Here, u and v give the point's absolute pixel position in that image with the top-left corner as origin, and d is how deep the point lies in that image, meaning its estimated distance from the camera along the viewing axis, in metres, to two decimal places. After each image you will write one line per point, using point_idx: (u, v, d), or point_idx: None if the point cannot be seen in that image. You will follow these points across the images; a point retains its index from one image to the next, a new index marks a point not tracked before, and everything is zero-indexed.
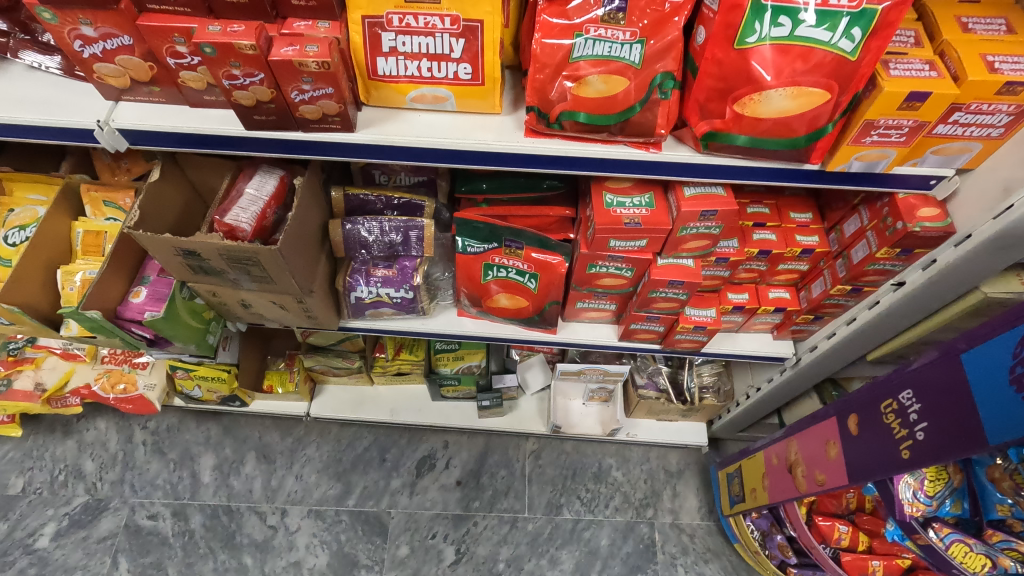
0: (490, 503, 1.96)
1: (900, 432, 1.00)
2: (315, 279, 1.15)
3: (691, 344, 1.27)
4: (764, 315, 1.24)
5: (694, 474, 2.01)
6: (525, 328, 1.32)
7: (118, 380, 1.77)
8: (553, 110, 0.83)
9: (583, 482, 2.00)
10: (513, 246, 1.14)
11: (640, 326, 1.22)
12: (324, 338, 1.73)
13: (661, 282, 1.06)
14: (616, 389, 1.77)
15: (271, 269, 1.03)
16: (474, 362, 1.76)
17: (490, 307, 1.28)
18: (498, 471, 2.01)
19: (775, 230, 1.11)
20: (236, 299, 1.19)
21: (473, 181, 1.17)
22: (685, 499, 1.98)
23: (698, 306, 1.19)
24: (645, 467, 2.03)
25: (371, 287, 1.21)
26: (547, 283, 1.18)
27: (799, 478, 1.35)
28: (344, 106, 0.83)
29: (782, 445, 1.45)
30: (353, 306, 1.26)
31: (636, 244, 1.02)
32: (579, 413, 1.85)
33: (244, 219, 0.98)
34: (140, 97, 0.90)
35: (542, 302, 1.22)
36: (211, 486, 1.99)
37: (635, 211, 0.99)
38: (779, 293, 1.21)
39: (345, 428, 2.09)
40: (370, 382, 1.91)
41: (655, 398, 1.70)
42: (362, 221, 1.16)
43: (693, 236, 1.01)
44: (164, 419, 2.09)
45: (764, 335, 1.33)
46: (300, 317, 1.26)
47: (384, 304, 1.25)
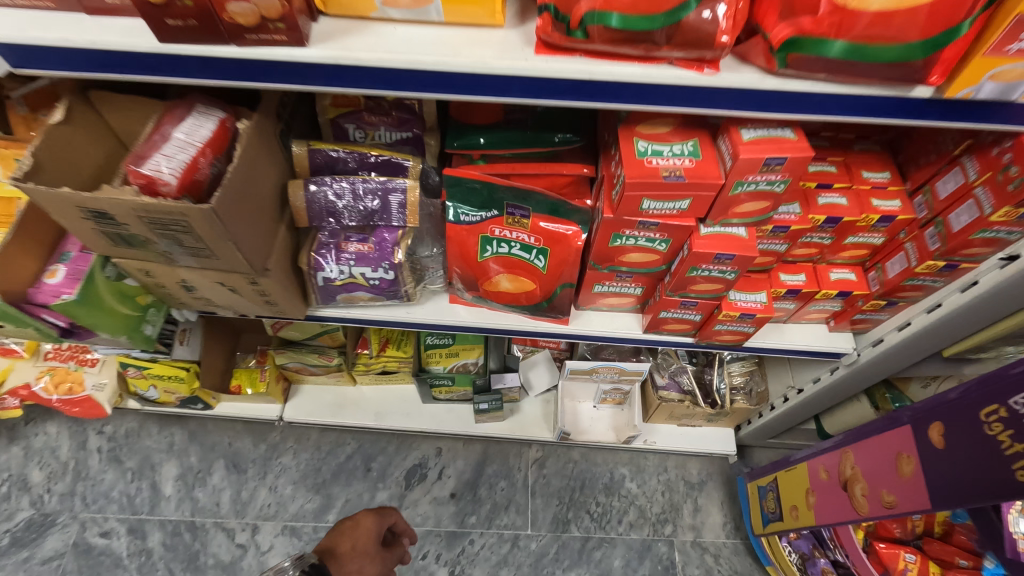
0: (489, 519, 1.74)
1: (1012, 447, 0.78)
2: (271, 255, 0.93)
3: (732, 338, 1.05)
4: (822, 302, 1.02)
5: (716, 485, 1.80)
6: (530, 318, 1.10)
7: (63, 380, 1.54)
8: (575, 11, 0.61)
9: (593, 494, 1.78)
10: (517, 215, 0.93)
11: (672, 315, 1.00)
12: (299, 331, 1.52)
13: (705, 257, 0.84)
14: (633, 390, 1.54)
15: (209, 240, 0.81)
16: (471, 359, 1.53)
17: (487, 292, 1.05)
18: (498, 483, 1.79)
19: (844, 193, 0.89)
20: (175, 280, 0.96)
21: (467, 135, 0.95)
22: (708, 514, 1.76)
23: (745, 289, 0.97)
24: (662, 477, 1.81)
25: (341, 266, 0.98)
26: (559, 260, 0.96)
27: (857, 499, 1.14)
28: (289, 6, 0.61)
29: (833, 457, 1.23)
30: (322, 290, 1.03)
31: (674, 207, 0.80)
32: (589, 417, 1.62)
33: (167, 168, 0.74)
34: (20, 2, 0.67)
35: (553, 285, 1.00)
36: (173, 499, 1.76)
37: (675, 161, 0.76)
38: (842, 274, 0.99)
39: (326, 433, 1.87)
40: (353, 382, 1.69)
41: (678, 401, 1.48)
42: (330, 183, 0.94)
43: (749, 196, 0.78)
44: (123, 422, 1.86)
45: (817, 326, 1.12)
46: (258, 303, 1.04)
47: (360, 288, 1.02)
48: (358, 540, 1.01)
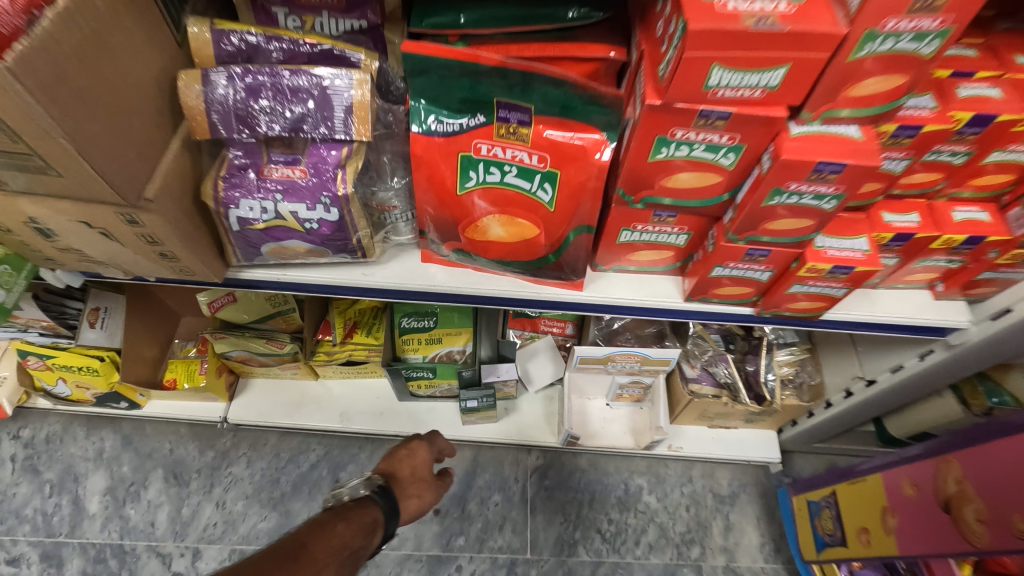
0: (479, 541, 1.44)
1: None
2: (152, 180, 0.63)
3: (809, 307, 0.76)
4: (938, 256, 0.73)
5: (751, 498, 1.51)
6: (531, 282, 0.81)
7: None
8: None
9: (604, 510, 1.49)
10: (514, 121, 0.64)
11: (730, 272, 0.72)
12: (245, 313, 1.25)
13: (801, 169, 0.55)
14: (656, 384, 1.25)
15: (27, 136, 0.51)
16: (457, 347, 1.23)
17: (472, 242, 0.75)
18: (490, 497, 1.49)
19: (994, 84, 0.61)
20: (19, 220, 0.66)
21: (443, 12, 0.66)
22: (742, 533, 1.47)
23: (837, 233, 0.68)
24: (686, 489, 1.52)
25: (261, 202, 0.69)
26: (574, 189, 0.67)
27: (966, 526, 0.86)
28: None
29: (926, 469, 0.96)
30: (239, 239, 0.73)
31: (758, 85, 0.51)
32: (601, 418, 1.34)
33: None
34: None
35: (563, 230, 0.71)
36: (98, 518, 1.46)
37: (766, 5, 0.48)
38: (970, 214, 0.71)
39: (286, 438, 1.57)
40: (315, 376, 1.39)
41: (713, 398, 1.19)
42: (245, 74, 0.65)
43: (878, 64, 0.50)
44: (43, 426, 1.56)
45: (917, 293, 0.83)
46: (155, 261, 0.74)
47: (293, 236, 0.72)
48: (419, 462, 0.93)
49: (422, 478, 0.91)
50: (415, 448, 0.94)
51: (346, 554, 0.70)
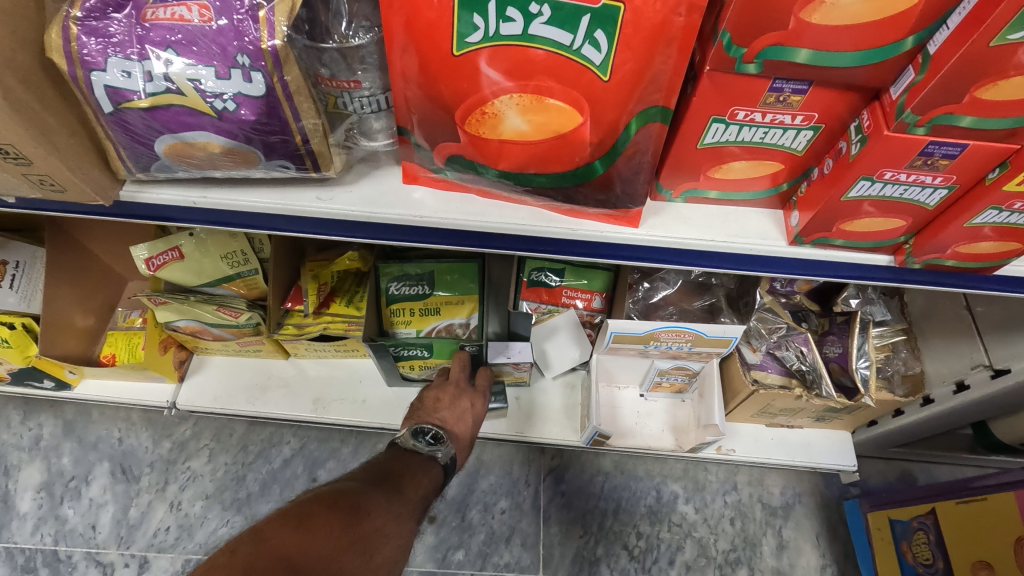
0: (482, 556, 1.20)
1: None
2: None
3: (988, 250, 0.50)
4: None
5: (808, 511, 1.25)
6: (563, 212, 0.55)
7: None
8: None
9: (632, 522, 1.24)
10: None
11: (880, 189, 0.46)
12: (192, 274, 1.00)
13: None
14: (707, 371, 0.99)
15: None
16: (459, 320, 0.99)
17: (477, 143, 0.49)
18: (495, 503, 1.25)
19: None
20: None
21: None
22: (798, 553, 1.22)
23: None
24: (731, 499, 1.26)
25: (146, 60, 0.43)
26: (643, 35, 0.41)
27: None
28: None
29: None
30: (120, 131, 0.48)
31: None
32: (634, 413, 1.08)
33: None
34: None
35: (621, 117, 0.45)
36: (30, 519, 1.23)
37: None
38: None
39: (255, 428, 1.33)
40: (284, 354, 1.15)
41: (781, 390, 0.93)
42: None
43: None
44: None
45: None
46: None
47: (199, 125, 0.47)
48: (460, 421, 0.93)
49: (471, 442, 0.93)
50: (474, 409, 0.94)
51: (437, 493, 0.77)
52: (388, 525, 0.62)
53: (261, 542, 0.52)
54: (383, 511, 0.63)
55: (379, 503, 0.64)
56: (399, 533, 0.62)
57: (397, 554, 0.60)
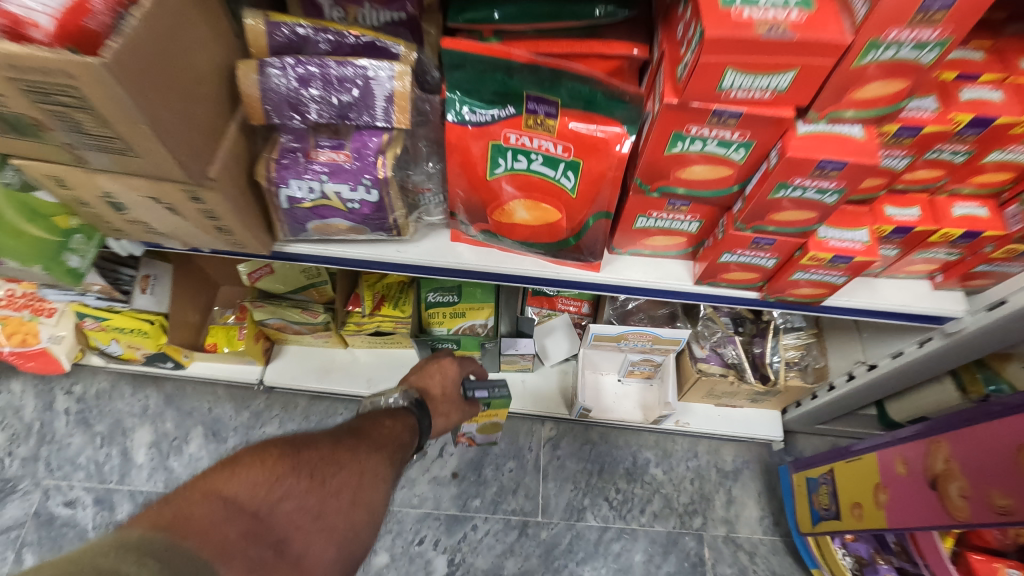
0: (494, 503, 1.54)
1: None
2: (217, 161, 0.71)
3: (812, 291, 0.82)
4: (935, 249, 0.78)
5: (753, 474, 1.58)
6: (550, 261, 0.88)
7: (15, 332, 1.36)
8: None
9: (613, 480, 1.57)
10: (542, 112, 0.68)
11: (737, 259, 0.77)
12: (282, 283, 1.34)
13: (804, 166, 0.60)
14: (666, 362, 1.32)
15: (114, 121, 0.58)
16: (478, 322, 1.30)
17: (499, 225, 0.82)
18: (505, 463, 1.59)
19: (996, 89, 0.64)
20: (97, 194, 0.74)
21: (480, 6, 0.70)
22: (743, 507, 1.55)
23: (839, 224, 0.73)
24: (692, 464, 1.59)
25: (309, 183, 0.76)
26: (594, 177, 0.72)
27: (950, 500, 0.92)
28: None
29: (917, 448, 1.01)
30: (288, 217, 0.81)
31: (771, 86, 0.55)
32: (614, 394, 1.41)
33: (39, 5, 0.51)
34: None
35: (583, 215, 0.77)
36: (145, 468, 1.59)
37: (779, 13, 0.52)
38: (968, 209, 0.74)
39: (316, 402, 1.68)
40: (343, 344, 1.48)
41: (721, 376, 1.25)
42: (294, 66, 0.71)
43: (881, 68, 0.54)
44: (93, 382, 1.69)
45: (917, 283, 0.87)
46: (209, 232, 0.82)
47: (335, 213, 0.80)
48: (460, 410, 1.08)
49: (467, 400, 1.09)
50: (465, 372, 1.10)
51: (399, 442, 0.86)
52: (333, 455, 0.74)
53: (199, 480, 0.63)
54: (324, 445, 0.75)
55: (323, 443, 0.75)
56: (352, 463, 0.75)
57: (352, 478, 0.73)
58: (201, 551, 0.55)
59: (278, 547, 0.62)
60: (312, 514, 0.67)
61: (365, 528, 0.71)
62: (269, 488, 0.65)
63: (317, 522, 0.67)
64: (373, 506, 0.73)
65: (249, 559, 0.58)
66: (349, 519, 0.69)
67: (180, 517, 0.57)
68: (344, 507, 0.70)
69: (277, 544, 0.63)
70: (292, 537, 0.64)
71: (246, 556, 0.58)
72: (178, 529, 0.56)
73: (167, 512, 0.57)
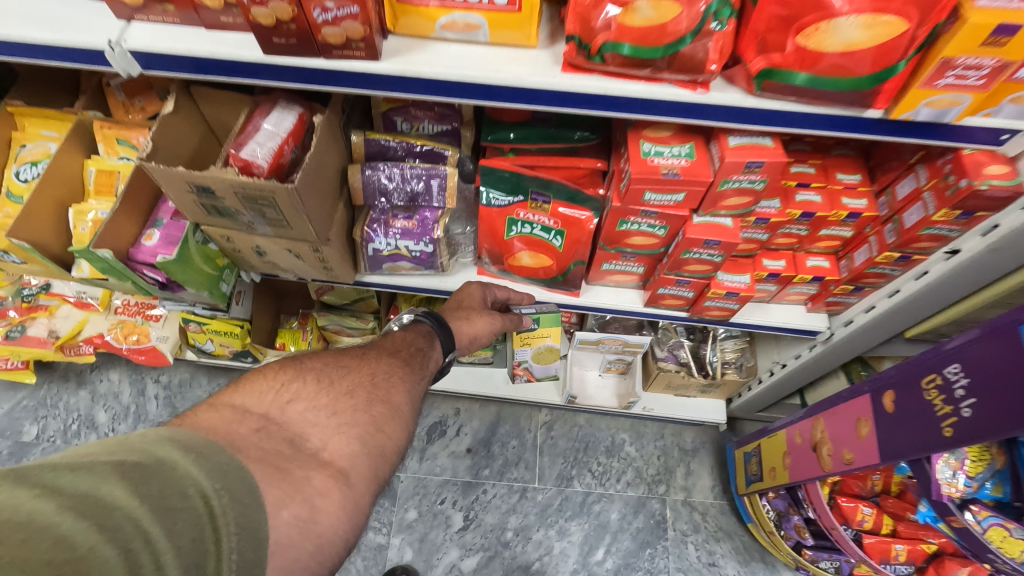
0: (500, 472, 1.94)
1: (943, 409, 0.96)
2: (333, 228, 1.11)
3: (721, 312, 1.23)
4: (800, 285, 1.18)
5: (708, 452, 1.99)
6: (546, 289, 1.29)
7: (131, 331, 1.77)
8: (595, 41, 0.76)
9: (595, 455, 1.98)
10: (540, 200, 1.09)
11: (669, 291, 1.18)
12: (338, 298, 1.73)
13: (697, 241, 1.00)
14: (635, 361, 1.72)
15: (287, 213, 0.98)
16: None
17: (511, 266, 1.23)
18: (509, 441, 1.99)
19: (821, 192, 1.02)
20: (250, 246, 1.15)
21: (500, 130, 1.09)
22: (698, 477, 1.95)
23: (731, 271, 1.14)
24: (659, 443, 2.00)
25: (389, 239, 1.16)
26: (573, 240, 1.12)
27: (823, 457, 1.32)
28: (370, 29, 0.76)
29: (807, 423, 1.41)
30: (371, 259, 1.22)
31: (672, 198, 0.95)
32: (595, 385, 1.83)
33: (260, 155, 0.94)
34: (153, 17, 0.84)
35: (567, 262, 1.18)
36: None
37: (674, 161, 0.91)
38: (818, 262, 1.14)
39: None
40: None
41: (675, 371, 1.65)
42: (382, 167, 1.11)
43: (735, 191, 0.93)
44: (176, 373, 2.09)
45: (797, 307, 1.28)
46: (316, 269, 1.22)
47: (403, 258, 1.21)
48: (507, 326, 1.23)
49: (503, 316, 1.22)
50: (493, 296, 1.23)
51: (414, 348, 0.97)
52: (337, 362, 0.81)
53: (210, 398, 0.69)
54: (328, 358, 0.82)
55: (327, 354, 0.83)
56: (362, 367, 0.83)
57: (360, 376, 0.80)
58: (217, 440, 0.61)
59: (295, 443, 0.67)
60: (323, 410, 0.72)
61: (380, 419, 0.76)
62: (278, 395, 0.72)
63: (332, 417, 0.72)
64: (383, 397, 0.79)
65: (263, 448, 0.63)
66: (359, 407, 0.75)
67: (197, 420, 0.64)
68: (352, 401, 0.75)
69: (293, 440, 0.67)
70: (307, 431, 0.69)
71: (259, 447, 0.63)
72: (187, 428, 0.61)
73: (183, 418, 0.64)
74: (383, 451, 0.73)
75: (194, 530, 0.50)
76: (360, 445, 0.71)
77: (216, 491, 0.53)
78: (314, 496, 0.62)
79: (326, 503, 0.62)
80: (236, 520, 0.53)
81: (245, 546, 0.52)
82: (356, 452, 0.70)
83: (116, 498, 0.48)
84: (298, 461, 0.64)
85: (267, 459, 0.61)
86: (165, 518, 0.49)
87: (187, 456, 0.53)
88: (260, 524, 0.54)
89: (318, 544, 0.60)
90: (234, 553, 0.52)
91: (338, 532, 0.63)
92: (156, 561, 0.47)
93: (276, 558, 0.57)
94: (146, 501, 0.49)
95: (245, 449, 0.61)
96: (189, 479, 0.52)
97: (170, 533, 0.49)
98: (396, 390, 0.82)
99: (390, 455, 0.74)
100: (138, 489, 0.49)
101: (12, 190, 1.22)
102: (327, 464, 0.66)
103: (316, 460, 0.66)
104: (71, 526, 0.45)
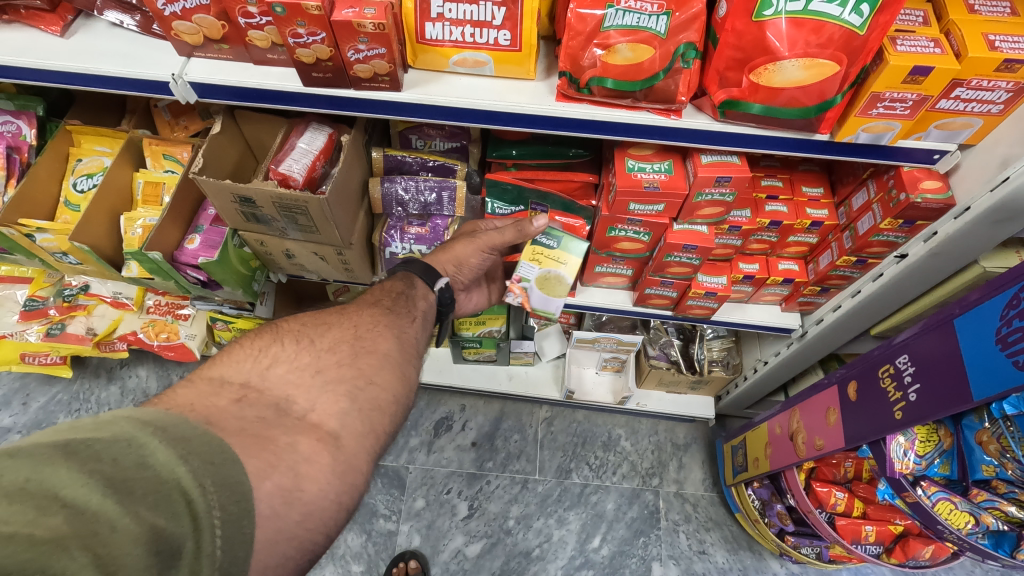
0: (503, 464, 2.06)
1: (895, 395, 1.08)
2: (354, 233, 1.25)
3: (702, 310, 1.35)
4: (773, 286, 1.31)
5: (699, 447, 2.11)
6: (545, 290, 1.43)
7: (161, 329, 1.91)
8: (583, 76, 0.90)
9: (592, 449, 2.10)
10: (539, 209, 1.24)
11: (654, 291, 1.31)
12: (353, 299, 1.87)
13: (677, 246, 1.13)
14: (628, 359, 1.85)
15: (317, 220, 1.12)
16: (495, 327, 1.81)
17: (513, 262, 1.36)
18: (512, 436, 2.12)
19: (787, 203, 1.16)
20: (281, 249, 1.29)
21: (503, 147, 1.22)
22: (690, 471, 2.06)
23: (710, 273, 1.27)
24: (653, 438, 2.12)
25: (404, 244, 1.30)
26: None
27: (798, 445, 1.44)
28: (394, 66, 0.90)
29: (785, 415, 1.53)
30: (386, 262, 1.36)
31: (653, 208, 1.09)
32: (592, 381, 1.95)
33: (296, 170, 1.09)
34: (210, 54, 0.99)
35: None
36: None
37: (654, 176, 1.05)
38: (789, 265, 1.28)
39: None
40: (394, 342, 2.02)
41: (665, 368, 1.78)
42: (399, 181, 1.25)
43: (707, 203, 1.07)
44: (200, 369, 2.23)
45: (773, 307, 1.41)
46: (337, 270, 1.36)
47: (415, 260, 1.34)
48: (508, 240, 1.14)
49: (503, 230, 1.14)
50: (491, 224, 1.19)
51: (397, 292, 1.02)
52: (316, 324, 0.83)
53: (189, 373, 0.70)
54: (304, 320, 0.84)
55: (305, 317, 0.84)
56: (343, 324, 0.85)
57: (342, 333, 0.83)
58: (194, 417, 0.60)
59: (281, 407, 0.68)
60: (306, 369, 0.73)
61: (368, 370, 0.78)
62: (257, 361, 0.73)
63: (315, 375, 0.73)
64: (369, 349, 0.81)
65: (244, 418, 0.63)
66: (343, 359, 0.78)
67: (173, 398, 0.63)
68: (336, 356, 0.77)
69: (279, 405, 0.68)
70: (292, 394, 0.70)
71: (240, 417, 0.63)
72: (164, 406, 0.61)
73: (160, 399, 0.63)
74: (376, 402, 0.75)
75: (157, 496, 0.48)
76: (350, 402, 0.72)
77: (179, 457, 0.51)
78: (299, 464, 0.62)
79: (313, 468, 0.63)
80: (211, 479, 0.51)
81: (225, 501, 0.52)
82: (346, 409, 0.71)
83: (59, 480, 0.45)
84: (282, 428, 0.65)
85: (247, 429, 0.62)
86: (120, 489, 0.47)
87: (145, 429, 0.51)
88: (239, 480, 0.53)
89: (304, 512, 0.61)
90: (215, 510, 0.51)
91: (328, 497, 0.64)
92: (111, 534, 0.45)
93: (261, 529, 0.57)
94: (96, 475, 0.47)
95: (223, 423, 0.61)
96: (146, 449, 0.50)
97: (126, 502, 0.47)
98: (382, 339, 0.85)
99: (386, 406, 0.76)
100: (85, 466, 0.47)
101: (69, 199, 1.36)
102: (315, 427, 0.67)
103: (304, 423, 0.67)
104: (6, 512, 0.42)
